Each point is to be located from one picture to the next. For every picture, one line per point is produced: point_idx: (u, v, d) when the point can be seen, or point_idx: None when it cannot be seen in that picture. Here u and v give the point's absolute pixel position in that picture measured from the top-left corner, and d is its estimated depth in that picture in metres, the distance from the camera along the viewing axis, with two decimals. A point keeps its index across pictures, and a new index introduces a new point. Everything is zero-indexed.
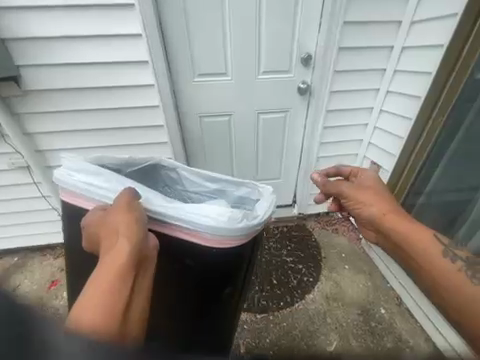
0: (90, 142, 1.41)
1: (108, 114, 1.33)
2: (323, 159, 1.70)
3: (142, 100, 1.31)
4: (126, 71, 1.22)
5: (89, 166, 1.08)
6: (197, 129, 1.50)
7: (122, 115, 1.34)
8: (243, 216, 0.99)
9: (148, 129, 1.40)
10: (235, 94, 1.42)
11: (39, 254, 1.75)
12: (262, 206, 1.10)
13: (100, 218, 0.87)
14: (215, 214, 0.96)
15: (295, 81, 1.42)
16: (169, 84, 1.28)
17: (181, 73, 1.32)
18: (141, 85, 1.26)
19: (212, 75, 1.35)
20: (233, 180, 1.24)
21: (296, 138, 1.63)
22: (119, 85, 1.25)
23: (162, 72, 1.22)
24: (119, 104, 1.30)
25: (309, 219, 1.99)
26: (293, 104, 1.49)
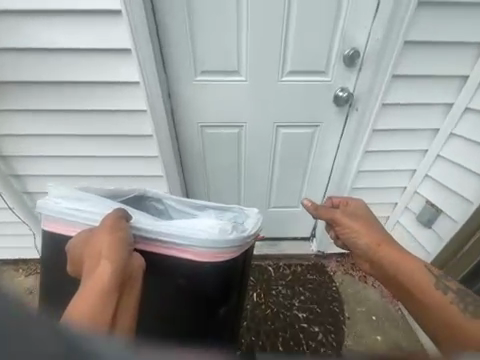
0: (61, 151, 1.12)
1: (78, 117, 1.02)
2: (359, 192, 1.28)
3: (119, 101, 0.96)
4: (98, 62, 0.89)
5: (84, 191, 0.83)
6: (197, 142, 1.18)
7: (96, 121, 1.02)
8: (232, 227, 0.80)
9: (130, 139, 1.07)
10: (249, 99, 1.08)
11: (13, 267, 1.55)
12: (253, 222, 0.86)
13: (86, 238, 0.71)
14: (203, 223, 0.79)
15: (331, 88, 1.05)
16: (162, 84, 0.96)
17: (178, 70, 0.98)
18: (119, 81, 0.92)
19: (221, 72, 1.01)
20: (217, 207, 0.91)
21: (323, 160, 1.26)
22: (90, 80, 0.92)
23: (151, 65, 0.89)
24: (92, 105, 0.98)
25: (331, 261, 1.58)
26: (324, 117, 1.13)
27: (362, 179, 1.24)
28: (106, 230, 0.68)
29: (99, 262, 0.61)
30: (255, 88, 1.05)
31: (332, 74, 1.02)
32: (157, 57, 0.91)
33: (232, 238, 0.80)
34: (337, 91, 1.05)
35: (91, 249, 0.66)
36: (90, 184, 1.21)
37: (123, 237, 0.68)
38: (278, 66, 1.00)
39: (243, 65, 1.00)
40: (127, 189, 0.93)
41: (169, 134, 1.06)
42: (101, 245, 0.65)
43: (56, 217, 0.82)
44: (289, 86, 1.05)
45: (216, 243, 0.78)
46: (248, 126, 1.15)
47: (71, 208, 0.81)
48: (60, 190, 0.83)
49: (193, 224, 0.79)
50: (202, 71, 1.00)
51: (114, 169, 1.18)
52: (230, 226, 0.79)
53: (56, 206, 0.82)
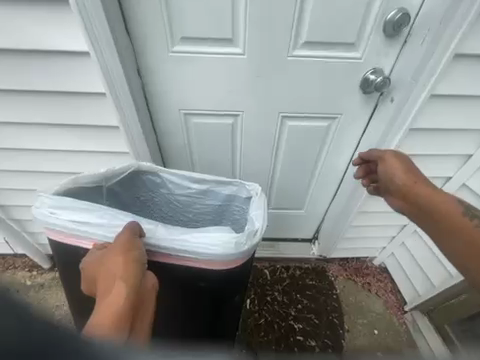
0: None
1: (10, 101, 0.74)
2: (374, 199, 1.12)
3: (63, 81, 0.68)
4: (17, 17, 0.57)
5: (79, 202, 0.74)
6: (182, 134, 0.94)
7: (37, 107, 0.75)
8: (247, 236, 0.76)
9: (89, 131, 0.82)
10: (249, 81, 0.80)
11: None
12: (261, 215, 0.81)
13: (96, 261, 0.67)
14: (216, 235, 0.73)
15: (360, 69, 0.79)
16: (126, 58, 0.68)
17: (148, 35, 0.69)
18: (55, 50, 0.62)
19: (211, 41, 0.72)
20: (216, 180, 0.86)
21: (337, 159, 1.05)
22: (12, 48, 0.62)
23: (104, 30, 0.59)
24: (23, 84, 0.69)
25: (334, 265, 1.46)
26: (345, 109, 0.88)
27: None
28: (121, 249, 0.65)
29: (116, 280, 0.59)
30: (257, 67, 0.77)
31: (365, 49, 0.75)
32: (115, 16, 0.62)
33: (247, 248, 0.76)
34: (368, 75, 0.79)
35: (104, 269, 0.63)
36: (52, 182, 0.99)
37: (138, 256, 0.66)
38: (292, 34, 0.71)
39: (241, 31, 0.70)
40: (115, 168, 0.84)
41: (142, 127, 0.81)
42: (115, 265, 0.62)
43: (57, 231, 0.76)
44: (304, 65, 0.77)
45: (234, 254, 0.74)
46: (246, 116, 0.90)
47: (70, 219, 0.75)
48: (56, 201, 0.74)
49: (208, 240, 0.73)
50: (183, 38, 0.71)
51: (76, 167, 0.94)
52: (245, 238, 0.75)
53: (52, 217, 0.75)
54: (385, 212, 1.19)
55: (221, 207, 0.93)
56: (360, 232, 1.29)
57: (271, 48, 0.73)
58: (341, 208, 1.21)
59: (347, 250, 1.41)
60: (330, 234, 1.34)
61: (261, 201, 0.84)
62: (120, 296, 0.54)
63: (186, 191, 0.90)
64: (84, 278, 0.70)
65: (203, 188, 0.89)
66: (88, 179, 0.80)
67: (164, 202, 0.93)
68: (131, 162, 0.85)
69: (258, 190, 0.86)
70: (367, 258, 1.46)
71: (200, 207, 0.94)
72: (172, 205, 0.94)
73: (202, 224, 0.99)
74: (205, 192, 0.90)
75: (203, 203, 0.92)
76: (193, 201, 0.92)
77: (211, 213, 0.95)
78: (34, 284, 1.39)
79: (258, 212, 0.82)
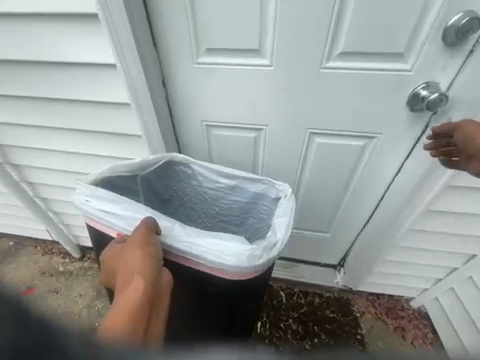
0: (46, 144, 0.96)
1: (53, 108, 0.81)
2: (417, 233, 0.95)
3: (94, 91, 0.72)
4: (59, 34, 0.62)
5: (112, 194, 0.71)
6: (203, 146, 0.92)
7: (74, 114, 0.80)
8: (262, 249, 0.67)
9: (116, 138, 0.85)
10: (275, 94, 0.75)
11: (32, 244, 1.62)
12: (285, 224, 0.73)
13: (115, 252, 0.64)
14: (228, 243, 0.65)
15: (407, 83, 0.67)
16: (152, 70, 0.69)
17: (174, 47, 0.69)
18: (89, 64, 0.66)
19: (237, 52, 0.68)
20: (246, 176, 0.82)
21: (373, 183, 0.92)
22: (55, 61, 0.68)
23: (131, 44, 0.60)
24: (63, 93, 0.75)
25: (361, 299, 1.30)
26: (385, 127, 0.76)
27: (422, 222, 0.91)
28: (141, 242, 0.61)
29: (133, 275, 0.55)
30: (284, 79, 0.71)
31: (416, 59, 0.64)
32: (143, 29, 0.63)
33: (260, 264, 0.67)
34: (418, 90, 0.67)
35: (123, 262, 0.60)
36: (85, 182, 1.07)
37: (157, 252, 0.61)
38: (325, 44, 0.63)
39: (268, 41, 0.65)
40: (150, 158, 0.82)
41: (162, 137, 0.81)
42: (134, 259, 0.58)
43: (95, 221, 0.74)
44: (338, 77, 0.69)
45: (244, 268, 0.65)
46: (270, 131, 0.83)
47: (107, 211, 0.71)
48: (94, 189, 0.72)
49: (218, 246, 0.65)
50: (209, 51, 0.69)
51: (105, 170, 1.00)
52: (260, 252, 0.66)
53: (91, 207, 0.72)
54: (431, 250, 1.00)
55: (249, 205, 0.89)
56: (396, 267, 1.11)
57: (301, 59, 0.66)
58: (374, 239, 1.05)
59: (378, 284, 1.23)
60: (359, 265, 1.18)
61: (288, 206, 0.76)
62: (136, 293, 0.50)
63: (214, 185, 0.87)
64: (104, 268, 0.68)
65: (232, 183, 0.85)
66: (125, 168, 0.78)
67: (193, 194, 0.92)
68: (165, 153, 0.82)
69: (288, 193, 0.78)
70: (401, 297, 1.27)
71: (227, 202, 0.91)
72: (199, 197, 0.92)
73: (228, 220, 0.95)
74: (233, 187, 0.86)
75: (231, 198, 0.89)
76: (221, 196, 0.89)
77: (238, 209, 0.91)
78: (65, 271, 1.51)
79: (280, 220, 0.74)
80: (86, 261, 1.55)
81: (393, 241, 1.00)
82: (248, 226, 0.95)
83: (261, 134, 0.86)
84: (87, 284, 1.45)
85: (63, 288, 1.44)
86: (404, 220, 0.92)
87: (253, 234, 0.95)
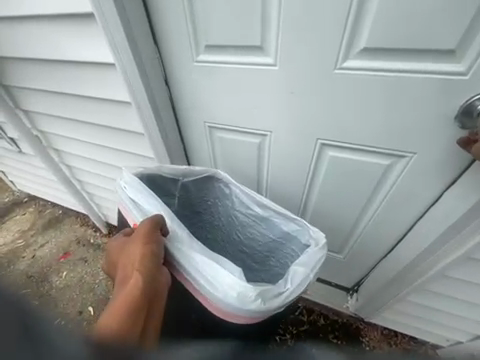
0: (74, 134, 1.06)
1: (76, 102, 0.88)
2: (451, 279, 0.77)
3: (104, 89, 0.76)
4: (73, 33, 0.66)
5: (149, 193, 0.70)
6: (207, 148, 0.88)
7: (92, 109, 0.86)
8: (259, 294, 0.57)
9: (127, 135, 0.89)
10: (281, 98, 0.66)
11: (74, 215, 1.88)
12: (298, 277, 0.63)
13: (117, 247, 0.62)
14: (227, 274, 0.59)
15: (453, 91, 0.50)
16: (151, 68, 0.67)
17: (174, 45, 0.65)
18: (97, 61, 0.69)
19: (239, 49, 0.61)
20: (281, 210, 0.75)
21: (398, 212, 0.75)
22: (71, 59, 0.72)
23: (124, 42, 0.59)
24: (82, 91, 0.81)
25: (374, 332, 1.16)
26: (418, 145, 0.60)
27: (457, 269, 0.73)
28: (142, 238, 0.58)
29: (133, 271, 0.52)
30: (289, 81, 0.62)
31: (473, 58, 0.46)
32: (139, 27, 0.60)
33: (252, 309, 0.57)
34: (474, 101, 0.49)
35: (125, 255, 0.57)
36: (106, 169, 1.17)
37: (157, 250, 0.58)
38: (343, 38, 0.52)
39: (272, 37, 0.57)
40: (195, 169, 0.82)
41: (164, 136, 0.81)
42: (135, 254, 0.55)
43: (127, 210, 0.72)
44: (356, 80, 0.56)
45: (233, 306, 0.57)
46: (275, 138, 0.75)
47: (140, 207, 0.70)
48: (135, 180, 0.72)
49: (217, 272, 0.59)
50: (208, 47, 0.63)
51: (121, 162, 1.06)
52: (255, 294, 0.57)
53: (128, 196, 0.72)
54: (466, 301, 0.81)
55: (275, 243, 0.83)
56: (419, 309, 0.94)
57: (310, 59, 0.57)
58: (393, 276, 0.88)
59: (395, 321, 1.07)
60: (376, 296, 1.00)
61: (315, 257, 0.67)
62: (134, 288, 0.48)
63: (247, 211, 0.82)
64: (107, 261, 0.66)
65: (264, 215, 0.79)
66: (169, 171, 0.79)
67: (223, 214, 0.89)
68: (209, 169, 0.81)
69: (321, 242, 0.69)
70: (426, 341, 1.09)
71: (255, 233, 0.86)
72: (229, 219, 0.89)
73: (249, 254, 0.89)
74: (266, 219, 0.80)
75: (259, 230, 0.84)
76: (252, 224, 0.84)
77: (263, 245, 0.86)
78: (93, 244, 1.71)
79: (295, 269, 0.64)
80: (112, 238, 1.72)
81: (418, 283, 0.82)
82: (267, 268, 0.87)
83: (266, 141, 0.78)
84: None
85: (91, 258, 1.63)
86: (435, 264, 0.73)
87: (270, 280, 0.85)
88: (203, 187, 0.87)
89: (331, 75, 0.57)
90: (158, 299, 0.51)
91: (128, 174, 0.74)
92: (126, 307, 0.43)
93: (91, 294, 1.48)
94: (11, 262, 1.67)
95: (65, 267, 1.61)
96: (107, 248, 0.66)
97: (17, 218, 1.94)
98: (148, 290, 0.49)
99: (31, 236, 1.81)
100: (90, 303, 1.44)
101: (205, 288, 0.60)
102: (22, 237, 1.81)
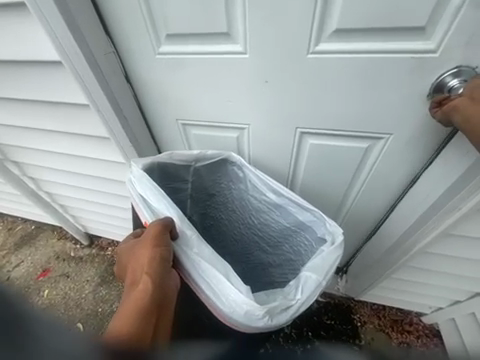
0: (33, 143, 0.94)
1: (28, 108, 0.77)
2: (431, 254, 0.81)
3: (57, 92, 0.67)
4: (9, 29, 0.56)
5: (156, 189, 0.64)
6: (182, 147, 0.83)
7: (48, 115, 0.77)
8: (267, 312, 0.53)
9: (93, 140, 0.80)
10: (257, 88, 0.61)
11: (50, 229, 1.75)
12: (310, 285, 0.59)
13: (126, 249, 0.59)
14: (234, 290, 0.54)
15: (425, 71, 0.50)
16: (106, 65, 0.60)
17: (131, 36, 0.58)
18: (44, 61, 0.60)
19: (205, 37, 0.56)
20: (297, 199, 0.70)
21: (381, 190, 0.76)
22: (14, 59, 0.62)
23: (68, 37, 0.51)
24: (30, 94, 0.71)
25: (364, 308, 1.21)
26: (395, 127, 0.60)
27: (436, 245, 0.76)
28: (151, 242, 0.54)
29: (143, 274, 0.50)
30: (263, 69, 0.58)
31: (443, 34, 0.45)
32: (84, 17, 0.53)
33: (256, 326, 0.53)
34: (444, 79, 0.49)
35: (134, 260, 0.54)
36: (77, 178, 1.07)
37: (168, 255, 0.54)
38: (313, 20, 0.48)
39: (238, 23, 0.52)
40: (208, 153, 0.77)
41: (134, 137, 0.74)
42: (144, 259, 0.52)
43: (138, 207, 0.66)
44: (330, 64, 0.53)
45: (239, 322, 0.53)
46: (254, 130, 0.71)
47: (149, 206, 0.64)
48: (142, 176, 0.66)
49: (224, 286, 0.55)
50: (169, 38, 0.57)
51: (91, 168, 0.96)
52: (263, 312, 0.53)
53: (137, 194, 0.66)
54: (445, 273, 0.87)
55: (289, 231, 0.79)
56: (403, 284, 1.00)
57: (282, 45, 0.53)
58: (379, 256, 0.91)
59: (383, 297, 1.13)
60: (364, 275, 1.04)
61: (331, 258, 0.62)
62: (143, 295, 0.46)
63: (261, 197, 0.78)
64: (117, 264, 0.63)
65: (279, 202, 0.74)
66: (181, 157, 0.73)
67: (237, 198, 0.85)
68: (222, 152, 0.77)
69: (337, 241, 0.63)
70: (411, 311, 1.17)
71: (269, 219, 0.81)
72: (243, 204, 0.85)
73: (264, 236, 0.86)
74: (279, 206, 0.75)
75: (273, 216, 0.80)
76: (266, 210, 0.80)
77: (277, 231, 0.82)
78: (74, 257, 1.60)
79: (308, 275, 0.60)
80: (94, 248, 1.62)
81: (402, 260, 0.86)
82: (279, 252, 0.84)
83: (244, 135, 0.74)
84: (94, 271, 1.53)
85: (73, 272, 1.53)
86: (417, 242, 0.76)
87: (281, 264, 0.84)
88: (214, 170, 0.81)
89: (305, 61, 0.54)
90: (167, 305, 0.48)
91: (137, 168, 0.68)
92: (134, 314, 0.41)
93: (78, 310, 1.39)
94: None
95: (47, 285, 1.50)
96: (117, 250, 0.63)
97: None
98: (159, 298, 0.47)
99: (3, 257, 1.66)
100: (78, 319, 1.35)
101: (209, 300, 0.56)
102: None
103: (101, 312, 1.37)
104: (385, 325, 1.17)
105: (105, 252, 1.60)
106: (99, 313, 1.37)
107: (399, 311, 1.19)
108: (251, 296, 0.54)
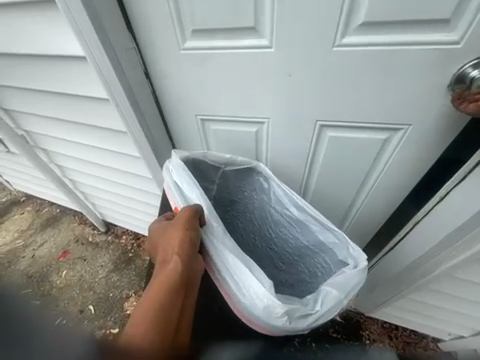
0: (61, 133, 1.00)
1: (57, 100, 0.82)
2: (457, 277, 0.73)
3: (84, 86, 0.70)
4: (45, 25, 0.60)
5: (191, 178, 0.67)
6: (199, 142, 0.83)
7: (74, 107, 0.81)
8: (286, 311, 0.53)
9: (113, 133, 0.83)
10: (281, 84, 0.61)
11: (72, 213, 1.85)
12: (332, 299, 0.58)
13: (159, 227, 0.63)
14: (256, 283, 0.54)
15: (449, 63, 0.48)
16: (126, 60, 0.62)
17: (156, 32, 0.59)
18: (73, 56, 0.63)
19: (228, 32, 0.56)
20: (321, 219, 0.68)
21: (398, 182, 0.72)
22: (47, 54, 0.66)
23: (90, 30, 0.54)
24: (59, 87, 0.75)
25: (374, 326, 1.14)
26: (416, 118, 0.58)
27: (463, 268, 0.70)
28: (183, 225, 0.57)
29: (172, 256, 0.53)
30: (286, 63, 0.57)
31: (469, 26, 0.43)
32: (108, 12, 0.55)
33: (275, 324, 0.54)
34: (465, 70, 0.47)
35: (163, 239, 0.58)
36: (98, 168, 1.11)
37: (196, 239, 0.57)
38: (341, 11, 0.47)
39: (266, 17, 0.52)
40: (238, 158, 0.78)
41: (150, 132, 0.76)
42: (174, 240, 0.56)
43: (171, 193, 0.69)
44: (355, 57, 0.52)
45: (258, 318, 0.54)
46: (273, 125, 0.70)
47: (182, 193, 0.67)
48: (180, 164, 0.69)
49: (246, 278, 0.55)
50: (194, 34, 0.58)
51: (110, 160, 1.00)
52: (283, 312, 0.53)
53: (172, 180, 0.69)
54: (471, 299, 0.79)
55: (307, 250, 0.76)
56: (421, 306, 0.92)
57: (307, 38, 0.52)
58: (395, 275, 0.85)
59: (397, 317, 1.05)
60: (378, 291, 0.97)
61: (352, 281, 0.59)
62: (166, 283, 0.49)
63: (284, 211, 0.77)
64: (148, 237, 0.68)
65: (301, 218, 0.73)
66: (215, 158, 0.75)
67: (258, 210, 0.82)
68: (251, 160, 0.77)
69: (360, 265, 0.61)
70: (427, 335, 1.09)
71: (287, 235, 0.79)
72: (262, 215, 0.82)
73: (278, 251, 0.80)
74: (302, 223, 0.74)
75: (292, 232, 0.77)
76: (286, 225, 0.78)
77: (293, 248, 0.78)
78: (92, 242, 1.68)
79: (328, 290, 0.59)
80: (110, 235, 1.69)
81: (422, 281, 0.79)
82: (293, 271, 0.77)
83: (264, 129, 0.73)
84: (108, 257, 1.59)
85: (89, 256, 1.61)
86: (442, 263, 0.70)
87: (293, 284, 0.75)
88: (238, 178, 0.81)
89: (329, 55, 0.53)
90: (189, 292, 0.52)
91: (176, 157, 0.71)
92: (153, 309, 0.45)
93: (91, 292, 1.46)
94: (12, 262, 1.66)
95: (64, 266, 1.59)
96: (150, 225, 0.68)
97: (15, 218, 1.92)
98: (182, 285, 0.51)
99: (30, 236, 1.79)
100: (91, 301, 1.42)
101: (231, 291, 0.56)
102: (21, 237, 1.79)
103: (111, 297, 1.43)
104: (396, 346, 1.09)
105: (120, 241, 1.66)
106: (110, 298, 1.43)
107: (413, 333, 1.10)
108: (272, 291, 0.54)
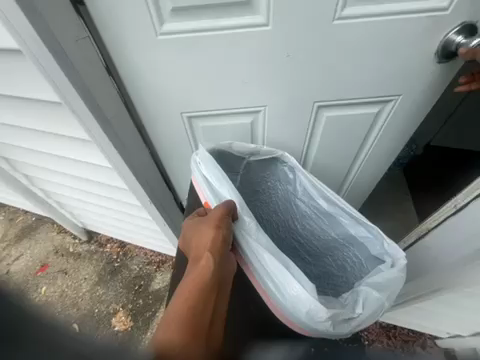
0: (18, 139, 0.84)
1: (5, 101, 0.66)
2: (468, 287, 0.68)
3: (33, 87, 0.56)
4: None
5: (221, 172, 0.58)
6: (185, 142, 0.72)
7: (27, 110, 0.65)
8: (331, 317, 0.47)
9: (78, 142, 0.69)
10: (280, 67, 0.54)
11: (49, 222, 1.67)
12: (373, 302, 0.51)
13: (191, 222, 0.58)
14: (297, 286, 0.48)
15: (438, 30, 0.49)
16: (79, 53, 0.49)
17: (122, 16, 0.47)
18: (13, 48, 0.49)
19: (215, 10, 0.46)
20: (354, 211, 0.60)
21: (385, 150, 0.74)
22: None
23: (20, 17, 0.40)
24: (4, 86, 0.60)
25: (372, 325, 1.10)
26: (404, 85, 0.58)
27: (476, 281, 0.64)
28: (215, 222, 0.51)
29: (205, 255, 0.49)
30: (286, 41, 0.49)
31: None
32: None
33: (319, 328, 0.49)
34: (450, 37, 0.49)
35: (195, 233, 0.54)
36: (68, 176, 0.97)
37: (229, 238, 0.51)
38: None
39: None
40: (262, 148, 0.68)
41: (121, 142, 0.63)
42: (207, 235, 0.51)
43: (199, 188, 0.61)
44: (358, 30, 0.48)
45: (300, 320, 0.50)
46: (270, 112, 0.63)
47: (213, 189, 0.58)
48: (206, 156, 0.60)
49: (285, 280, 0.49)
50: (173, 15, 0.47)
51: (80, 169, 0.86)
52: (327, 317, 0.47)
53: (201, 175, 0.60)
54: None
55: (335, 244, 0.68)
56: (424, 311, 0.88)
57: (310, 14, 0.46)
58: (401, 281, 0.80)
59: (397, 319, 1.02)
60: None
61: (393, 281, 0.52)
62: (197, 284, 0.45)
63: (310, 202, 0.68)
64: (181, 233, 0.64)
65: (329, 210, 0.65)
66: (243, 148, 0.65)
67: (282, 201, 0.74)
68: (276, 150, 0.68)
69: (400, 263, 0.53)
70: (425, 332, 1.07)
71: (313, 227, 0.71)
72: (288, 207, 0.74)
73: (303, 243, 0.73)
74: (330, 215, 0.66)
75: (319, 225, 0.70)
76: (312, 217, 0.70)
77: (319, 242, 0.71)
78: (73, 252, 1.53)
79: (369, 292, 0.52)
80: (92, 244, 1.54)
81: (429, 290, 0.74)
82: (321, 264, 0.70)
83: (259, 122, 0.66)
84: (92, 269, 1.46)
85: (71, 269, 1.47)
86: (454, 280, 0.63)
87: (320, 276, 0.68)
88: (262, 168, 0.72)
89: (330, 30, 0.48)
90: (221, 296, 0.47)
91: (203, 149, 0.61)
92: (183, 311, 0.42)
93: (75, 309, 1.34)
94: None
95: (44, 281, 1.45)
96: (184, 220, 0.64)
97: None
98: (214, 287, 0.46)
99: (3, 248, 1.62)
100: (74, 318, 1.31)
101: (270, 292, 0.52)
102: None
103: (97, 313, 1.32)
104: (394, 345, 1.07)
105: (104, 250, 1.52)
106: (95, 314, 1.32)
107: (410, 330, 1.08)
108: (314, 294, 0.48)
